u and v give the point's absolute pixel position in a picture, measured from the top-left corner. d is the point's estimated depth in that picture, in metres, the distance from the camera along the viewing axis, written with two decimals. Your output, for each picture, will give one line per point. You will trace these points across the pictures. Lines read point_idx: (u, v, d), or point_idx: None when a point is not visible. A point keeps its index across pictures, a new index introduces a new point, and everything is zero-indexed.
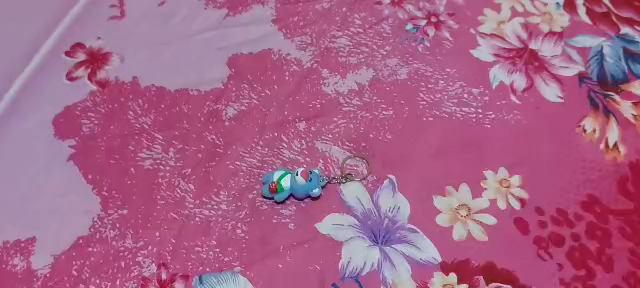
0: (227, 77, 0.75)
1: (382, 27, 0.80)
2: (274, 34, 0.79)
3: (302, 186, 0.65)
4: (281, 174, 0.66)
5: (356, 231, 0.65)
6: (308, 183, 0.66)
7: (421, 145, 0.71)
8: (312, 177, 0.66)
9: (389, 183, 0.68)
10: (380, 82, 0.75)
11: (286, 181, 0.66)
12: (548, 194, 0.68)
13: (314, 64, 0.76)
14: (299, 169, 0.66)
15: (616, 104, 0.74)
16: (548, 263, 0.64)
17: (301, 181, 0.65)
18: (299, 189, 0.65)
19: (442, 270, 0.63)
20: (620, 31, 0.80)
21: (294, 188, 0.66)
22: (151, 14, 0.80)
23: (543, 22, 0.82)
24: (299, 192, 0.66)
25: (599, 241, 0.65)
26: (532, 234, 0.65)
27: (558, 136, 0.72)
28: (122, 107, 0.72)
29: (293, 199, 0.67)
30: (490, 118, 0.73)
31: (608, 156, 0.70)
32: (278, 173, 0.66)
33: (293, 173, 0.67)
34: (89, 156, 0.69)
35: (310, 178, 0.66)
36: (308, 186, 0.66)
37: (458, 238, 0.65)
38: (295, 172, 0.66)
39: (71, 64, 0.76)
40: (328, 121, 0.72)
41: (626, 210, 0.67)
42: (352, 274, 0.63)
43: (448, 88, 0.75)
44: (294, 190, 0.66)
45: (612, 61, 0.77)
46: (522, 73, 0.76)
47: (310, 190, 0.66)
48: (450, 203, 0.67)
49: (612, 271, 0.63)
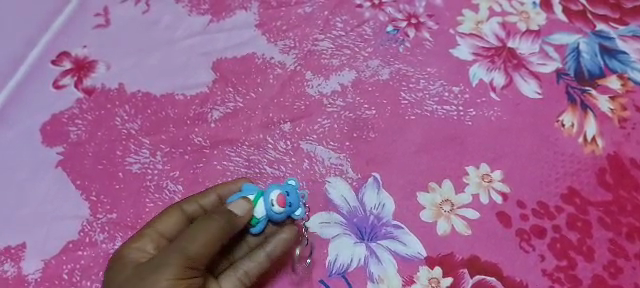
0: (212, 81, 0.76)
1: (363, 29, 0.81)
2: (258, 39, 0.79)
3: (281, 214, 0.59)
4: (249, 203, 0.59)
5: (342, 228, 0.67)
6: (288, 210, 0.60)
7: (404, 143, 0.72)
8: (292, 201, 0.60)
9: (373, 181, 0.70)
10: (363, 83, 0.77)
11: (259, 207, 0.59)
12: (529, 187, 0.69)
13: (298, 66, 0.78)
14: (273, 195, 0.59)
15: (594, 99, 0.75)
16: (530, 255, 0.65)
17: (282, 211, 0.59)
18: (279, 218, 0.60)
19: (427, 264, 0.65)
20: (596, 28, 0.82)
21: (271, 216, 0.59)
22: (135, 21, 0.81)
23: (520, 21, 0.83)
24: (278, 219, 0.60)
25: (579, 232, 0.67)
26: (514, 227, 0.67)
27: (538, 131, 0.73)
28: (110, 113, 0.73)
29: (271, 224, 0.62)
30: (471, 115, 0.74)
31: (587, 149, 0.72)
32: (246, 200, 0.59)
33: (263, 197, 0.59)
34: (76, 162, 0.70)
35: (289, 203, 0.60)
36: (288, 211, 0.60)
37: (442, 233, 0.66)
38: (267, 199, 0.59)
39: (57, 73, 0.77)
40: (312, 122, 0.73)
41: (605, 201, 0.69)
42: (339, 271, 0.64)
43: (429, 87, 0.76)
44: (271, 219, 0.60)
45: (588, 57, 0.79)
46: (501, 71, 0.78)
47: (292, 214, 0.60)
48: (433, 199, 0.69)
49: (593, 261, 0.65)
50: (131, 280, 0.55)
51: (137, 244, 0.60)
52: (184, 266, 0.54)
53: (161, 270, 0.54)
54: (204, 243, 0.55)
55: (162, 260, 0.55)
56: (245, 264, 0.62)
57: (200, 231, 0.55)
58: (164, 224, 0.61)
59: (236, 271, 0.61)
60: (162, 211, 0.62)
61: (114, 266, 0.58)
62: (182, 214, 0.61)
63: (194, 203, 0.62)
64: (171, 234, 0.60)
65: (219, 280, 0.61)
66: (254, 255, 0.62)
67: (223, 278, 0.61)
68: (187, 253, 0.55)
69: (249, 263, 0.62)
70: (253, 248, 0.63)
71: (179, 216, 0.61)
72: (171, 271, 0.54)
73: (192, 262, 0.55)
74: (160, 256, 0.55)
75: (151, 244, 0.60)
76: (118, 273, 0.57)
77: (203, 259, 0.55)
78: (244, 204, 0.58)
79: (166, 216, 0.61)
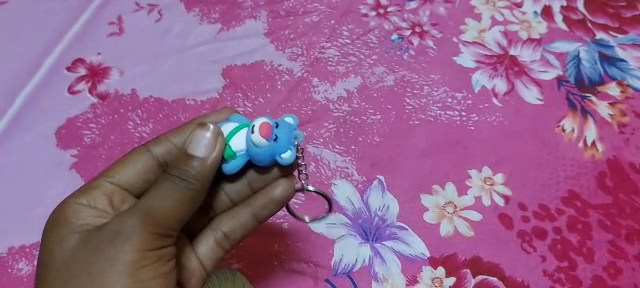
0: (222, 87, 0.79)
1: (369, 38, 0.84)
2: (266, 47, 0.82)
3: (263, 150, 0.54)
4: (230, 132, 0.55)
5: (348, 229, 0.68)
6: (273, 145, 0.54)
7: (408, 147, 0.74)
8: (279, 137, 0.54)
9: (378, 183, 0.71)
10: (368, 89, 0.79)
11: (239, 139, 0.54)
12: (530, 190, 0.71)
13: (305, 73, 0.80)
14: (257, 123, 0.53)
15: (593, 105, 0.77)
16: (532, 255, 0.67)
17: (264, 143, 0.53)
18: (261, 152, 0.54)
19: (430, 264, 0.66)
20: (596, 37, 0.84)
21: (250, 149, 0.54)
22: (148, 30, 0.84)
23: (521, 30, 0.85)
24: (259, 155, 0.54)
25: (580, 234, 0.68)
26: (516, 228, 0.69)
27: (539, 136, 0.75)
28: (122, 118, 0.76)
29: (252, 170, 0.61)
30: (474, 120, 0.76)
31: (587, 153, 0.74)
32: (227, 130, 0.55)
33: (247, 127, 0.55)
34: (90, 165, 0.73)
35: (275, 137, 0.54)
36: (272, 148, 0.54)
37: (445, 234, 0.68)
38: (250, 128, 0.54)
39: (72, 79, 0.79)
40: (318, 126, 0.76)
41: (605, 204, 0.70)
42: (344, 270, 0.66)
43: (432, 93, 0.79)
44: (252, 154, 0.54)
45: (588, 64, 0.81)
46: (502, 78, 0.80)
47: (277, 153, 0.54)
48: (437, 201, 0.70)
49: (593, 262, 0.67)
50: (88, 247, 0.52)
51: (87, 199, 0.58)
52: (151, 233, 0.51)
53: (124, 238, 0.51)
54: (170, 206, 0.51)
55: (125, 226, 0.51)
56: (222, 225, 0.63)
57: (164, 192, 0.50)
58: (123, 175, 0.60)
59: (214, 231, 0.64)
60: (127, 156, 0.61)
61: (56, 232, 0.55)
62: (151, 157, 0.60)
63: (163, 146, 0.60)
64: (131, 185, 0.60)
65: (196, 245, 0.63)
66: (238, 213, 0.63)
67: (199, 242, 0.64)
68: (150, 216, 0.51)
69: (227, 224, 0.63)
70: (236, 202, 0.64)
71: (147, 161, 0.61)
72: (137, 240, 0.51)
73: (158, 227, 0.51)
74: (119, 221, 0.52)
75: (104, 199, 0.59)
76: (67, 239, 0.54)
77: (171, 222, 0.52)
78: (206, 139, 0.51)
79: (130, 164, 0.60)
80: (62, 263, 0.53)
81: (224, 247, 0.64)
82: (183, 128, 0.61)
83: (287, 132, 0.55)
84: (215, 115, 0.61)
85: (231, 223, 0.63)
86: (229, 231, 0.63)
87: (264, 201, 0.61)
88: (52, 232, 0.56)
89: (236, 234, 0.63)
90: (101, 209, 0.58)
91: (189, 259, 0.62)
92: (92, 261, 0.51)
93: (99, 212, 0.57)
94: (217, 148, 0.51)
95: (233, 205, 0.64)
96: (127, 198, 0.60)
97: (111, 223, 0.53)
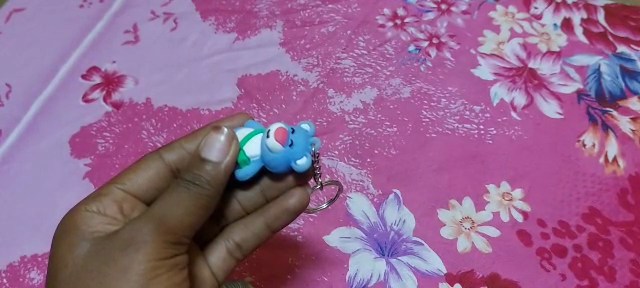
0: (237, 97, 0.78)
1: (385, 49, 0.83)
2: (282, 57, 0.81)
3: (278, 155, 0.53)
4: (245, 137, 0.54)
5: (363, 243, 0.67)
6: (288, 150, 0.53)
7: (425, 160, 0.73)
8: (294, 142, 0.53)
9: (394, 197, 0.70)
10: (384, 101, 0.78)
11: (254, 145, 0.53)
12: (549, 206, 0.69)
13: (321, 84, 0.79)
14: (273, 128, 0.52)
15: (615, 119, 0.76)
16: (551, 273, 0.65)
17: (279, 148, 0.52)
18: (275, 158, 0.53)
19: (447, 280, 0.65)
20: (617, 50, 0.82)
21: (265, 154, 0.53)
22: (163, 38, 0.83)
23: (541, 42, 0.83)
24: (274, 161, 0.53)
25: (601, 252, 0.66)
26: (534, 245, 0.67)
27: (559, 151, 0.74)
28: (137, 127, 0.76)
29: (266, 178, 0.59)
30: (492, 134, 0.75)
31: (608, 169, 0.72)
32: (242, 134, 0.54)
33: (263, 133, 0.54)
34: (103, 173, 0.72)
35: (291, 143, 0.53)
36: (287, 153, 0.53)
37: (462, 250, 0.67)
38: (266, 133, 0.53)
39: (87, 87, 0.79)
40: (334, 138, 0.75)
41: (626, 221, 0.68)
42: (359, 285, 0.65)
43: (449, 106, 0.77)
44: (266, 160, 0.53)
45: (609, 78, 0.79)
46: (521, 91, 0.78)
47: (292, 158, 0.53)
48: (454, 216, 0.69)
49: (614, 281, 0.65)
50: (99, 256, 0.52)
51: (97, 205, 0.57)
52: (163, 242, 0.50)
53: (135, 248, 0.50)
54: (182, 214, 0.50)
55: (137, 233, 0.50)
56: (234, 234, 0.62)
57: (177, 197, 0.49)
58: (133, 182, 0.59)
59: (226, 240, 0.62)
60: (138, 162, 0.60)
61: (66, 240, 0.55)
62: (162, 163, 0.59)
63: (176, 151, 0.59)
64: (141, 191, 0.59)
65: (207, 255, 0.62)
66: (251, 223, 0.62)
67: (211, 252, 0.62)
68: (162, 225, 0.50)
69: (239, 233, 0.62)
70: (249, 210, 0.62)
71: (159, 167, 0.59)
72: (148, 250, 0.50)
73: (171, 235, 0.50)
74: (130, 230, 0.51)
75: (114, 206, 0.58)
76: (77, 248, 0.54)
77: (183, 230, 0.51)
78: (220, 144, 0.49)
79: (140, 169, 0.59)
80: (74, 272, 0.52)
81: (236, 256, 0.63)
82: (196, 133, 0.59)
83: (303, 138, 0.54)
84: (229, 121, 0.60)
85: (244, 233, 0.62)
86: (241, 241, 0.62)
87: (277, 212, 0.60)
88: (63, 241, 0.55)
89: (248, 244, 0.62)
90: (110, 216, 0.56)
91: (200, 267, 0.61)
92: (104, 271, 0.51)
93: (108, 218, 0.56)
94: (231, 152, 0.50)
95: (246, 214, 0.63)
96: (138, 205, 0.59)
97: (122, 231, 0.52)
